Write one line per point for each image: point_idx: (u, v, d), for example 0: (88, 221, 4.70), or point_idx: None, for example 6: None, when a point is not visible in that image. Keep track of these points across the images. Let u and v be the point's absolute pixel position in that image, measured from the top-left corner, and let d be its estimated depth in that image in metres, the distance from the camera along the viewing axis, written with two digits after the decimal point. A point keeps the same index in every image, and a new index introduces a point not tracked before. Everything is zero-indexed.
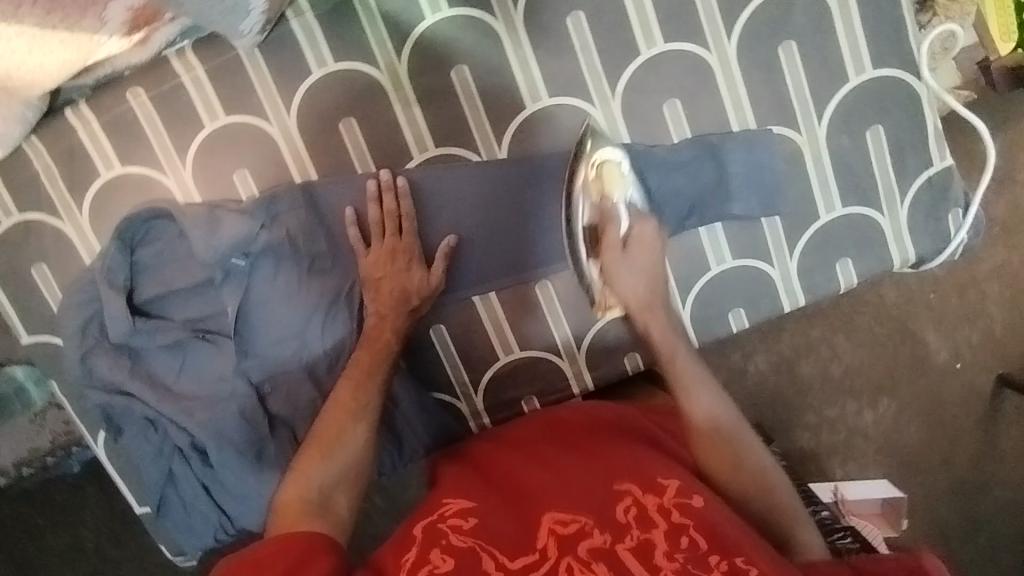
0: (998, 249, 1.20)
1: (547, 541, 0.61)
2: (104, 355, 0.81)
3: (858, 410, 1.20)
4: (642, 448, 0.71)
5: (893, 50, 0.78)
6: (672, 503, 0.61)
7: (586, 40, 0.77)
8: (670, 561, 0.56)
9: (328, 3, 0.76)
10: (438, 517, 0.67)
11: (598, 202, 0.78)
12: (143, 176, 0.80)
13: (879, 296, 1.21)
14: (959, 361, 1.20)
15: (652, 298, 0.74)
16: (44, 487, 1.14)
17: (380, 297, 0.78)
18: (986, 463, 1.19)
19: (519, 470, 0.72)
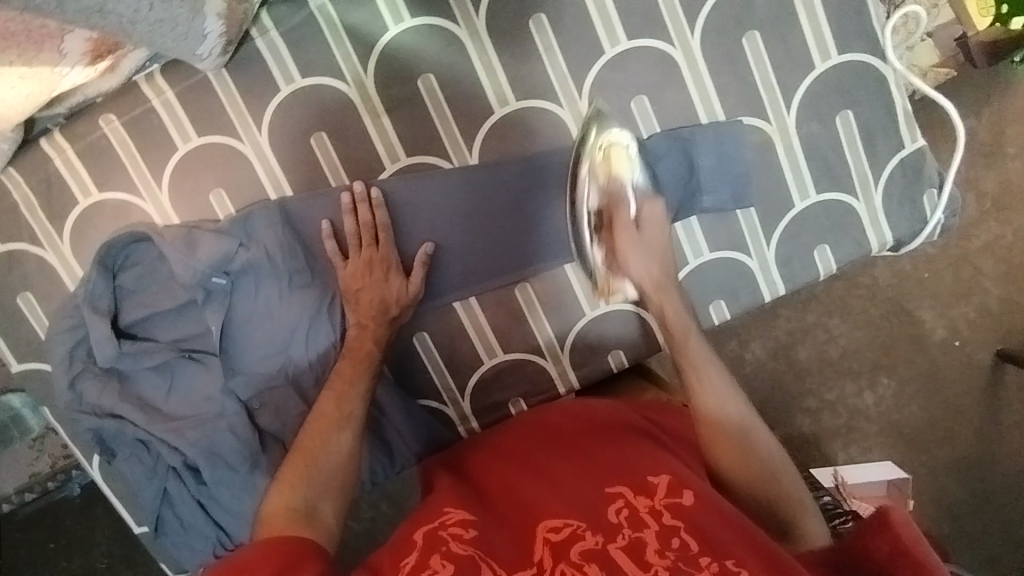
0: (991, 224, 1.19)
1: (542, 553, 0.60)
2: (93, 379, 0.81)
3: (857, 392, 1.20)
4: (641, 442, 0.70)
5: (857, 35, 0.78)
6: (663, 504, 0.61)
7: (550, 42, 0.77)
8: (661, 559, 0.56)
9: (291, 21, 0.76)
10: (438, 524, 0.64)
11: (604, 184, 0.78)
12: (122, 201, 0.80)
13: (872, 278, 1.20)
14: (957, 338, 1.19)
15: (664, 280, 0.76)
16: (49, 513, 1.14)
17: (360, 306, 0.79)
18: (985, 439, 1.18)
19: (516, 478, 0.70)
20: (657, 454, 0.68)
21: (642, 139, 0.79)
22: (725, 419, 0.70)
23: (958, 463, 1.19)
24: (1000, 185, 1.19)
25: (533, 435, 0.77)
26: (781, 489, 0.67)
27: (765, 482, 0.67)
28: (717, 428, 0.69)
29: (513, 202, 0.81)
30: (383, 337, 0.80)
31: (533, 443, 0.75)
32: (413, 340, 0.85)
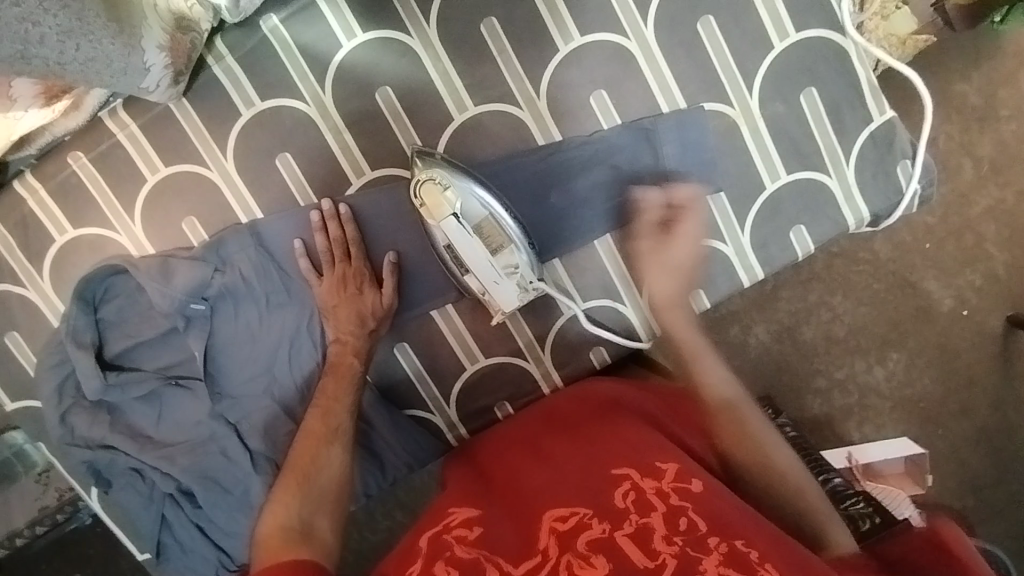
0: (990, 188, 1.16)
1: (548, 541, 0.57)
2: (83, 412, 0.82)
3: (866, 369, 1.18)
4: (647, 429, 0.68)
5: (813, 11, 0.77)
6: (670, 487, 0.59)
7: (503, 45, 0.77)
8: (670, 545, 0.53)
9: (246, 45, 0.77)
10: (442, 528, 0.62)
11: (435, 225, 0.75)
12: (96, 236, 0.82)
13: (872, 253, 1.17)
14: (965, 307, 1.17)
15: (678, 297, 0.75)
16: (68, 546, 1.15)
17: (340, 322, 0.80)
18: (1003, 407, 1.16)
19: (515, 473, 0.68)
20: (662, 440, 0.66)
21: (602, 133, 0.79)
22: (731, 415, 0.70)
23: (979, 434, 1.16)
24: (997, 148, 1.16)
25: (524, 428, 0.76)
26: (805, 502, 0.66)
27: (788, 495, 0.66)
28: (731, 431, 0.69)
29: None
30: (364, 351, 0.80)
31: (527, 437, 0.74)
32: (394, 350, 0.86)
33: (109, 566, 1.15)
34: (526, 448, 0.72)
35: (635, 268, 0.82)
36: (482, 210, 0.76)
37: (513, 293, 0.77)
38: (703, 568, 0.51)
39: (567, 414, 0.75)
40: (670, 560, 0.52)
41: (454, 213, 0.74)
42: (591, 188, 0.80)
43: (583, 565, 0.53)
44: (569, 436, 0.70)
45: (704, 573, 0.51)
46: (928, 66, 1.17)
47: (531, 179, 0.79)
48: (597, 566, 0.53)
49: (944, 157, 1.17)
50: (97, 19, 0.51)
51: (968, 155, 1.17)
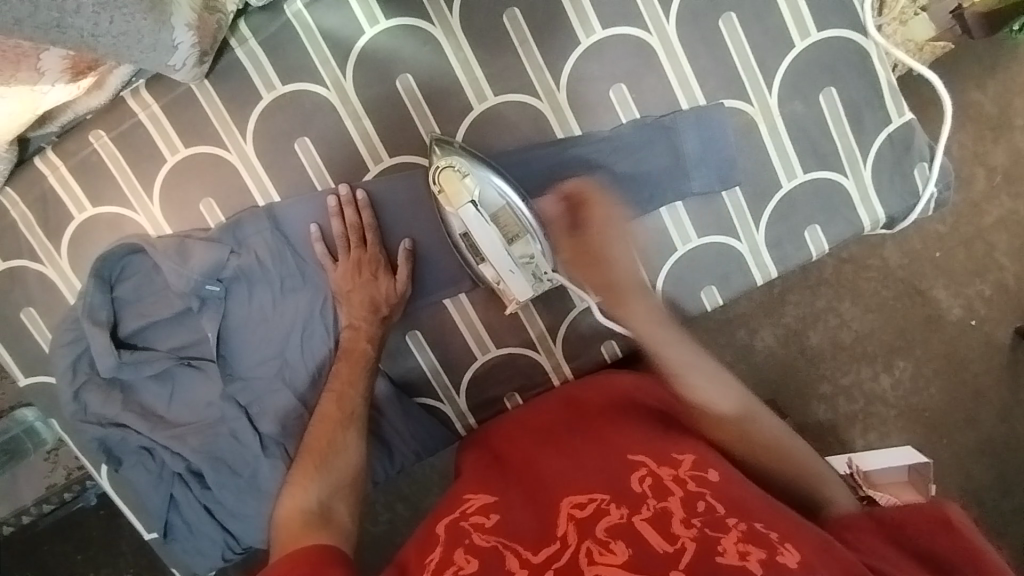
0: (1003, 198, 1.16)
1: (567, 527, 0.56)
2: (97, 389, 0.83)
3: (873, 376, 1.18)
4: (664, 422, 0.68)
5: (836, 9, 0.77)
6: (687, 474, 0.59)
7: (525, 36, 0.77)
8: (688, 529, 0.52)
9: (268, 29, 0.77)
10: (460, 515, 0.63)
11: (453, 212, 0.77)
12: (115, 215, 0.82)
13: (882, 259, 1.18)
14: (974, 317, 1.17)
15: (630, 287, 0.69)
16: (66, 524, 1.15)
17: (356, 305, 0.80)
18: (1011, 418, 1.16)
19: (529, 461, 0.68)
20: (677, 431, 0.66)
21: (620, 126, 0.79)
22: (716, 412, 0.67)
23: (984, 445, 1.16)
24: (1012, 158, 1.16)
25: (538, 421, 0.75)
26: (800, 469, 0.65)
27: (781, 462, 0.65)
28: (717, 423, 0.67)
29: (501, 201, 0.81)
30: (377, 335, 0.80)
31: (538, 428, 0.74)
32: (406, 337, 0.86)
33: (111, 549, 1.16)
34: (541, 436, 0.72)
35: (648, 263, 0.83)
36: (499, 199, 0.77)
37: (525, 284, 0.78)
38: (722, 550, 0.50)
39: (579, 407, 0.75)
40: (690, 543, 0.51)
41: (471, 201, 0.76)
42: (612, 182, 0.80)
43: (603, 552, 0.52)
44: (584, 428, 0.71)
45: (724, 555, 0.49)
46: (945, 75, 1.17)
47: (548, 172, 0.80)
48: (616, 552, 0.51)
49: (958, 165, 1.17)
50: None
51: (981, 164, 1.16)
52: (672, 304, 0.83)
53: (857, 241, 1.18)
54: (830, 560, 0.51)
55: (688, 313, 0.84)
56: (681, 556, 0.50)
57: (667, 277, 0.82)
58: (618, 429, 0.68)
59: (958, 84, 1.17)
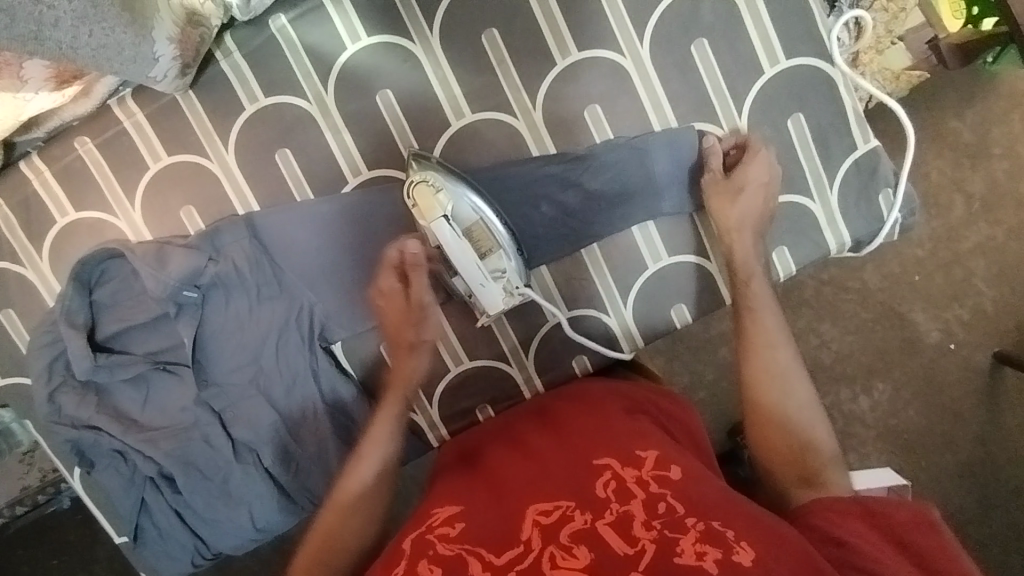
0: (981, 225, 1.18)
1: (531, 532, 0.58)
2: (71, 392, 0.83)
3: (852, 397, 1.19)
4: (632, 420, 0.70)
5: (805, 38, 0.79)
6: (650, 475, 0.60)
7: (502, 56, 0.79)
8: (648, 530, 0.55)
9: (252, 43, 0.79)
10: (425, 528, 0.63)
11: (425, 228, 0.76)
12: (97, 220, 0.83)
13: (862, 282, 1.19)
14: (951, 340, 1.18)
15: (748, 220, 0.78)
16: (43, 526, 1.15)
17: (398, 317, 0.81)
18: (988, 442, 1.17)
19: (498, 468, 0.69)
20: (641, 430, 0.68)
21: (595, 146, 0.81)
22: (766, 344, 0.73)
23: (962, 468, 1.17)
24: (988, 186, 1.18)
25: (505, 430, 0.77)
26: (804, 446, 0.68)
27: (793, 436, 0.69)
28: (762, 402, 0.71)
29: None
30: (431, 351, 0.82)
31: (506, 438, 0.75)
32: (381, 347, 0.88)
33: (87, 553, 1.16)
34: (510, 444, 0.73)
35: (621, 279, 0.84)
36: (472, 214, 0.78)
37: (501, 296, 0.78)
38: (680, 550, 0.53)
39: (546, 415, 0.76)
40: (649, 545, 0.54)
41: (445, 216, 0.75)
42: (582, 200, 0.82)
43: (565, 556, 0.54)
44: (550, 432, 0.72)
45: (682, 555, 0.52)
46: (922, 103, 1.20)
47: (523, 188, 0.82)
48: (579, 556, 0.54)
49: (936, 192, 1.19)
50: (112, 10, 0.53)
51: (960, 191, 1.19)
52: (642, 322, 0.85)
53: (837, 263, 1.20)
54: (785, 555, 0.54)
55: (658, 330, 0.86)
56: (641, 557, 0.53)
57: (637, 296, 0.85)
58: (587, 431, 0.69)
59: (940, 113, 1.20)
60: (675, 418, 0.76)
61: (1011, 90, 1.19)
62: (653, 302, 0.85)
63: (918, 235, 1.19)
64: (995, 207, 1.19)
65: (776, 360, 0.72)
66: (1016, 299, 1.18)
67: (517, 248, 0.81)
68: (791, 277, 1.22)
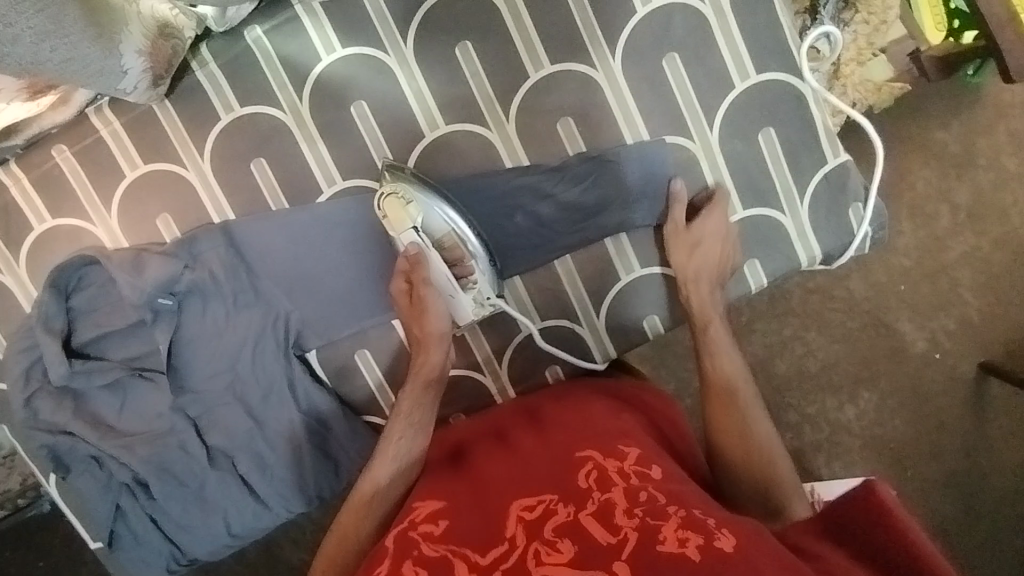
0: (966, 235, 1.18)
1: (515, 529, 0.56)
2: (47, 398, 0.84)
3: (838, 406, 1.20)
4: (614, 422, 0.70)
5: (775, 53, 0.79)
6: (631, 469, 0.60)
7: (476, 68, 0.80)
8: (630, 519, 0.53)
9: (228, 54, 0.80)
10: (409, 525, 0.62)
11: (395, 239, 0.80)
12: (74, 227, 0.84)
13: (848, 291, 1.19)
14: (937, 349, 1.19)
15: (703, 271, 0.80)
16: (29, 529, 1.16)
17: (412, 310, 0.80)
18: (975, 452, 1.18)
19: (484, 467, 0.68)
20: (625, 428, 0.69)
21: (568, 158, 0.82)
22: (725, 385, 0.76)
23: (948, 477, 1.18)
24: (974, 197, 1.19)
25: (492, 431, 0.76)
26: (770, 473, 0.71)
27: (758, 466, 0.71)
28: (733, 424, 0.74)
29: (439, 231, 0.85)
30: (442, 341, 0.80)
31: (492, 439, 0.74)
32: (354, 356, 0.88)
33: (74, 554, 1.16)
34: (496, 445, 0.72)
35: (594, 290, 0.85)
36: (444, 225, 0.81)
37: (469, 307, 0.81)
38: (663, 538, 0.51)
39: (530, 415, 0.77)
40: (631, 534, 0.52)
41: (414, 227, 0.79)
42: (554, 212, 0.83)
43: (550, 552, 0.52)
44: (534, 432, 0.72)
45: (665, 543, 0.51)
46: (907, 114, 1.20)
47: (496, 199, 0.83)
48: (562, 551, 0.52)
49: (921, 203, 1.19)
50: (76, 23, 0.53)
51: (945, 201, 1.19)
52: (615, 333, 0.86)
53: (823, 272, 1.20)
54: (768, 551, 0.53)
55: (631, 341, 0.87)
56: (624, 546, 0.51)
57: (610, 306, 0.86)
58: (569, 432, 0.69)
59: (927, 123, 1.20)
60: (659, 415, 0.78)
61: (996, 100, 1.19)
62: (627, 313, 0.85)
63: (904, 245, 1.19)
64: (980, 217, 1.19)
65: (726, 371, 0.77)
66: (1001, 309, 1.18)
67: (489, 257, 0.84)
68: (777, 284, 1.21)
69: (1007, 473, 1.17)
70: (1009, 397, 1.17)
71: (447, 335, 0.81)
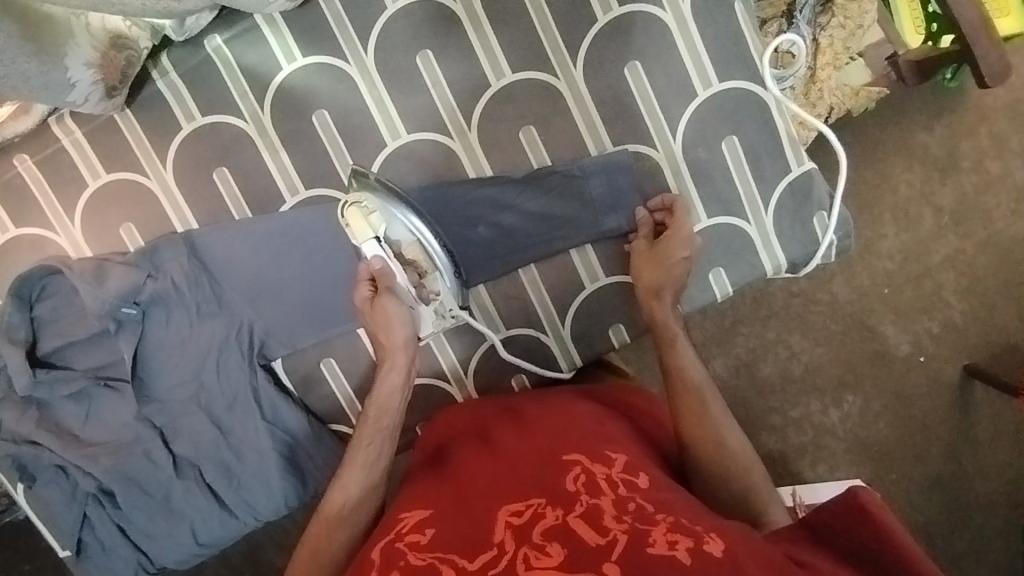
0: (949, 238, 1.17)
1: (504, 535, 0.54)
2: (11, 407, 0.82)
3: (822, 409, 1.19)
4: (598, 425, 0.69)
5: (736, 62, 0.80)
6: (618, 476, 0.59)
7: (437, 77, 0.81)
8: (619, 523, 0.52)
9: (188, 63, 0.81)
10: (395, 536, 0.60)
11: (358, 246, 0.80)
12: (37, 236, 0.84)
13: (831, 294, 1.18)
14: (922, 353, 1.17)
15: (666, 283, 0.77)
16: (15, 529, 1.15)
17: (375, 319, 0.77)
18: (959, 455, 1.17)
19: (468, 473, 0.66)
20: (609, 434, 0.68)
21: (532, 169, 0.82)
22: (693, 389, 0.74)
23: (932, 481, 1.17)
24: (958, 200, 1.17)
25: (475, 432, 0.74)
26: (751, 486, 0.70)
27: (737, 477, 0.70)
28: (706, 433, 0.72)
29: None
30: (407, 349, 0.78)
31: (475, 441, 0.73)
32: (320, 365, 0.88)
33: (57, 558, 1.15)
34: (480, 448, 0.70)
35: (559, 299, 0.85)
36: (408, 235, 0.81)
37: (430, 320, 0.82)
38: (652, 541, 0.50)
39: (514, 415, 0.75)
40: (620, 536, 0.51)
41: (376, 236, 0.79)
42: (520, 221, 0.84)
43: (539, 556, 0.51)
44: (519, 433, 0.70)
45: (655, 546, 0.50)
46: (890, 117, 1.17)
47: (463, 209, 0.83)
48: (552, 555, 0.50)
49: (904, 206, 1.17)
50: (10, 42, 0.55)
51: (929, 205, 1.17)
52: (580, 341, 0.86)
53: (805, 275, 1.19)
54: (752, 552, 0.53)
55: (597, 350, 0.86)
56: (613, 547, 0.50)
57: (575, 315, 0.85)
58: (552, 435, 0.67)
59: (911, 125, 1.17)
60: (641, 414, 0.77)
61: (981, 102, 1.17)
62: (592, 322, 0.85)
63: (888, 248, 1.17)
64: (964, 220, 1.17)
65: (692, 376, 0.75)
66: (985, 313, 1.17)
67: (452, 267, 0.82)
68: (761, 285, 1.20)
69: (991, 476, 1.17)
70: (991, 399, 1.17)
71: (412, 343, 0.78)
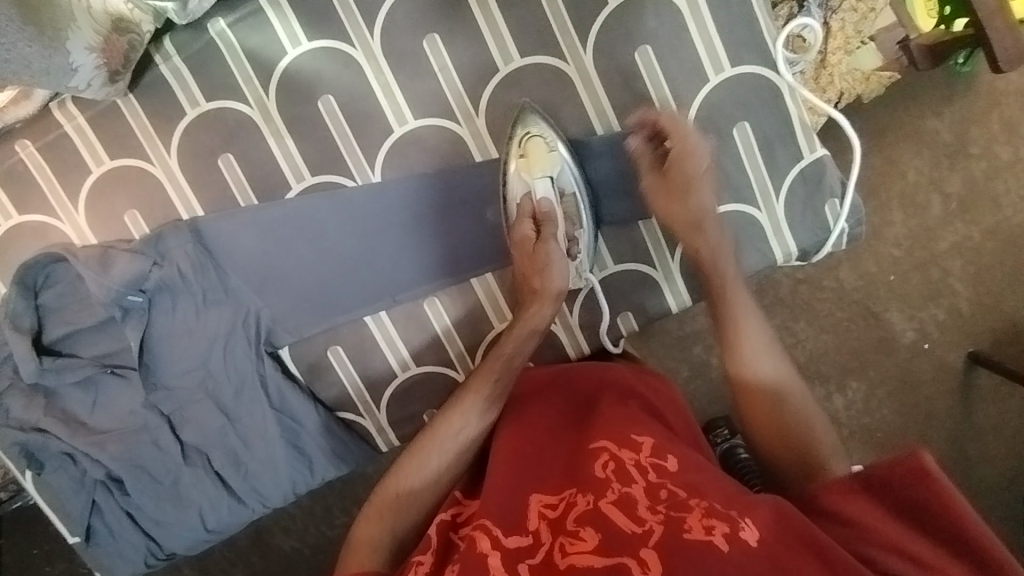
0: (957, 224, 1.16)
1: (539, 525, 0.58)
2: (19, 395, 0.82)
3: (826, 396, 1.18)
4: (624, 408, 0.69)
5: (748, 45, 0.79)
6: (648, 462, 0.60)
7: (444, 61, 0.80)
8: (653, 514, 0.54)
9: (191, 47, 0.80)
10: (452, 520, 0.66)
11: (525, 178, 0.81)
12: (40, 223, 0.83)
13: (838, 281, 1.17)
14: (927, 340, 1.17)
15: (703, 218, 0.76)
16: (22, 514, 1.16)
17: (531, 262, 0.76)
18: (963, 441, 1.17)
19: (497, 453, 0.68)
20: (633, 415, 0.67)
21: (569, 139, 0.82)
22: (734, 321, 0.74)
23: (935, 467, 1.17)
24: (967, 186, 1.16)
25: None
26: (801, 429, 0.71)
27: (789, 422, 0.71)
28: (761, 398, 0.72)
29: (409, 229, 0.84)
30: (557, 301, 0.76)
31: (497, 424, 0.74)
32: (327, 353, 0.88)
33: (64, 544, 1.16)
34: (502, 420, 0.74)
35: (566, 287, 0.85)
36: (573, 184, 0.82)
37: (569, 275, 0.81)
38: (688, 527, 0.52)
39: (530, 390, 0.76)
40: (655, 526, 0.53)
41: (548, 175, 0.80)
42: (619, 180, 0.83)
43: (574, 542, 0.54)
44: (549, 416, 0.72)
45: (691, 531, 0.52)
46: (900, 102, 1.16)
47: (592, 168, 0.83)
48: (587, 539, 0.54)
49: (913, 192, 1.16)
50: (10, 25, 0.56)
51: (938, 191, 1.16)
52: (588, 328, 0.86)
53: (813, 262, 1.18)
54: (786, 530, 0.53)
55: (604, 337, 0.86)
56: (648, 535, 0.52)
57: (583, 303, 0.85)
58: (579, 428, 0.69)
59: (919, 111, 1.16)
60: (652, 390, 0.75)
61: (992, 87, 1.15)
62: (600, 309, 0.85)
63: (896, 235, 1.16)
64: (972, 206, 1.16)
65: (763, 377, 0.73)
66: (991, 300, 1.16)
67: (594, 228, 0.83)
68: (765, 273, 1.19)
69: (996, 462, 1.16)
70: (996, 386, 1.16)
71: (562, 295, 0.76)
